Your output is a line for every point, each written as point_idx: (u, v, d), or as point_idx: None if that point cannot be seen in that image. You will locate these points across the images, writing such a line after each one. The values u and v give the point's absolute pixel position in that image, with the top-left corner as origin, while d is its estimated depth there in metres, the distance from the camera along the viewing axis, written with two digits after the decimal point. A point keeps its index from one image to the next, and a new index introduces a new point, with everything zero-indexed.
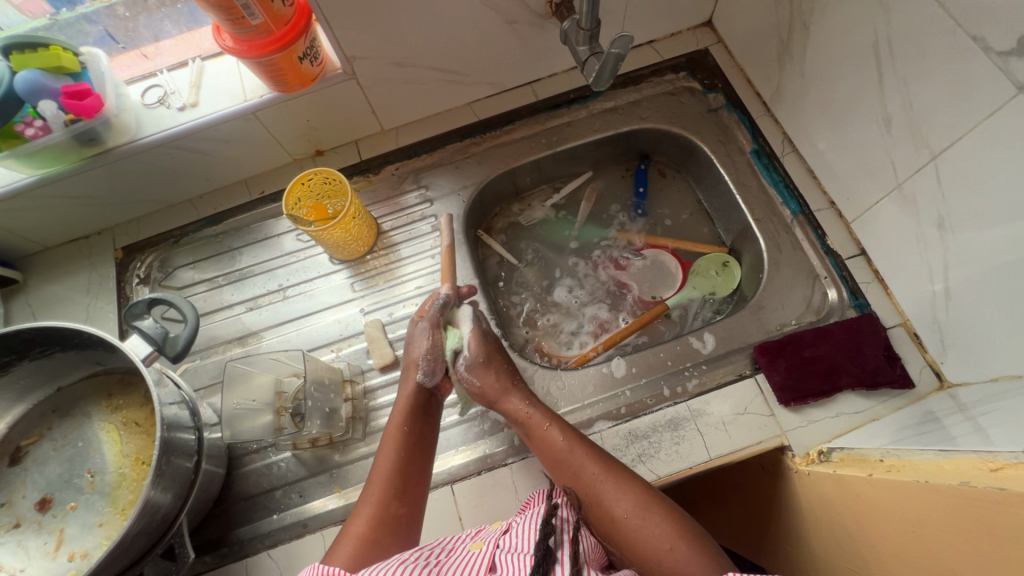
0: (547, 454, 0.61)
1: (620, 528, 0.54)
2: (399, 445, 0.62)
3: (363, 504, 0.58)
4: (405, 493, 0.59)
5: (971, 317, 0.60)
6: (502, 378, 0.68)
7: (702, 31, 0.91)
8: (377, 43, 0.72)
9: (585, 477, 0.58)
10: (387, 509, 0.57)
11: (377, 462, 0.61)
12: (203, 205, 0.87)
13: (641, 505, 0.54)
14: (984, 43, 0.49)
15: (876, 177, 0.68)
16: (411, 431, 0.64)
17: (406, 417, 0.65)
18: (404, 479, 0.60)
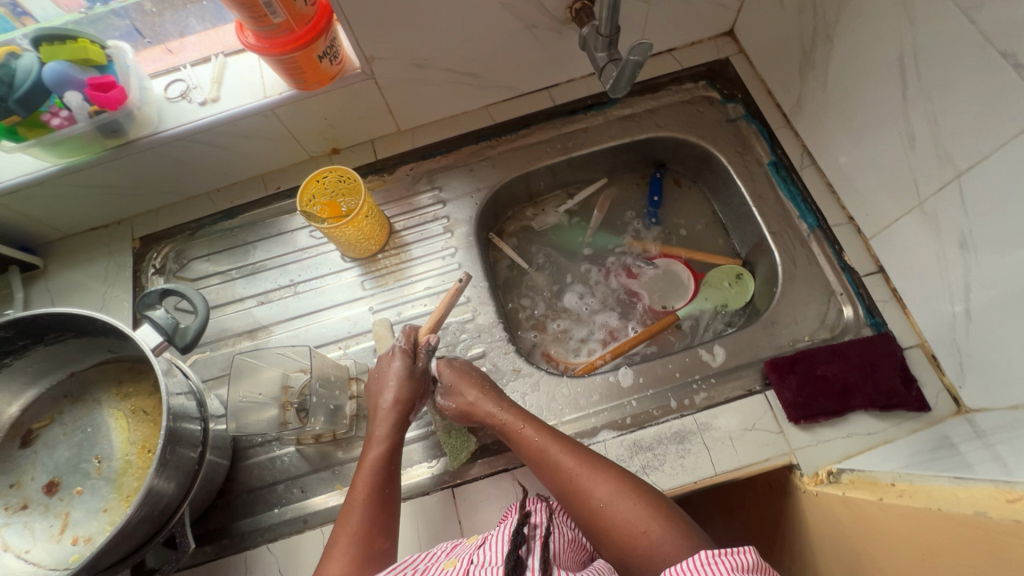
0: (523, 447, 0.62)
1: (602, 514, 0.55)
2: (375, 474, 0.61)
3: (340, 537, 0.57)
4: (386, 527, 0.58)
5: (994, 341, 0.58)
6: (479, 394, 0.67)
7: (723, 41, 0.90)
8: (397, 44, 0.72)
9: (561, 474, 0.59)
10: (370, 544, 0.56)
11: (351, 493, 0.60)
12: (220, 199, 0.88)
13: (616, 492, 0.56)
14: (1015, 60, 0.48)
15: (898, 194, 0.66)
16: (386, 464, 0.63)
17: (378, 446, 0.64)
18: (383, 508, 0.59)
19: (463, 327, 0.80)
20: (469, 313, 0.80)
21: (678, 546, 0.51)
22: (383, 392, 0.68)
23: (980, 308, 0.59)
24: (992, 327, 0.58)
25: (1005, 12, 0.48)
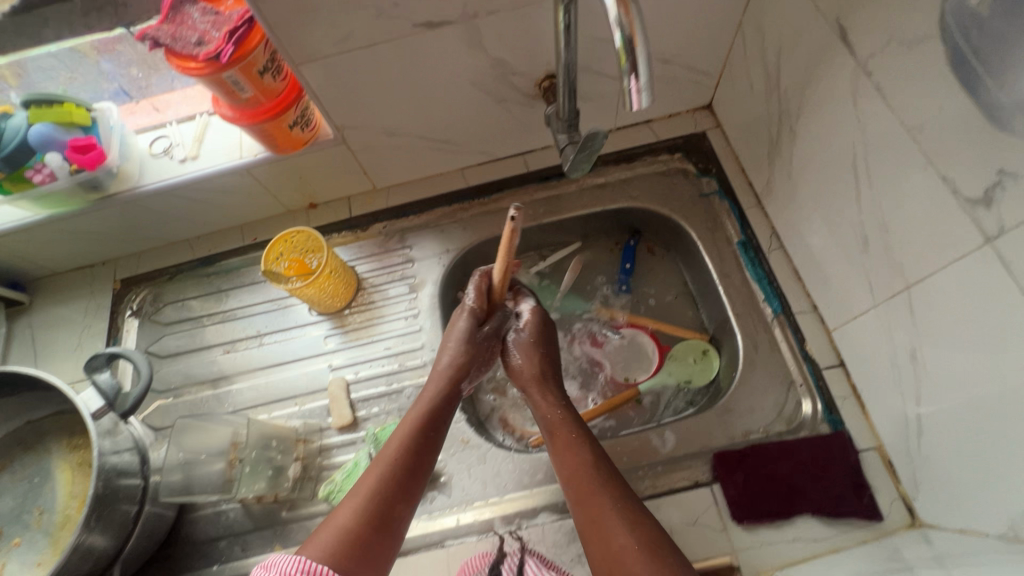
0: (563, 452, 0.64)
1: (610, 541, 0.56)
2: (413, 434, 0.65)
3: (357, 494, 0.60)
4: (407, 496, 0.61)
5: (946, 459, 0.55)
6: (542, 368, 0.74)
7: (702, 114, 0.90)
8: (367, 115, 0.75)
9: (588, 484, 0.60)
10: (385, 509, 0.59)
11: (385, 451, 0.64)
12: (199, 246, 0.91)
13: (633, 527, 0.56)
14: (954, 185, 0.47)
15: (855, 292, 0.65)
16: (429, 425, 0.67)
17: (429, 408, 0.69)
18: (410, 474, 0.63)
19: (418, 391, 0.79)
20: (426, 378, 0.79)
21: None
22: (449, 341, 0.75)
23: (931, 423, 0.57)
24: (943, 445, 0.56)
25: (942, 137, 0.47)
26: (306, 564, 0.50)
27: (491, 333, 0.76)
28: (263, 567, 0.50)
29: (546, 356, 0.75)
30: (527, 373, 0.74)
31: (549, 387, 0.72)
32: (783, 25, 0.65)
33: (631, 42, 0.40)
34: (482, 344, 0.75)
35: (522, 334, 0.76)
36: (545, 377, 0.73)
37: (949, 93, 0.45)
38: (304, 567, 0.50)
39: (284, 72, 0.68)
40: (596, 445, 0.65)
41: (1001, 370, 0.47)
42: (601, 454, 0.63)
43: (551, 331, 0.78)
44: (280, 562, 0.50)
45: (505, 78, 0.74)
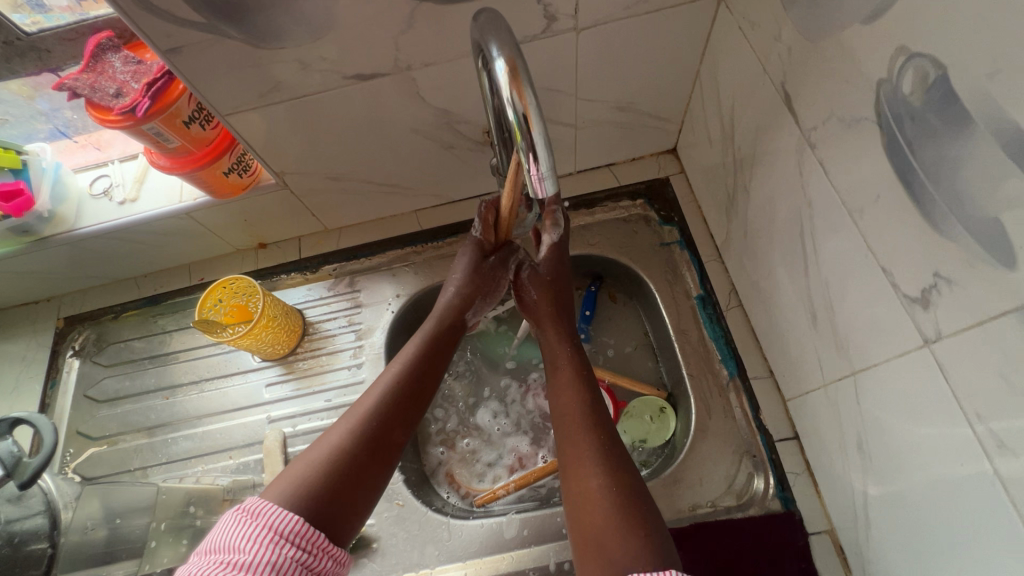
0: (562, 391, 0.64)
1: (582, 475, 0.56)
2: (418, 364, 0.64)
3: (354, 416, 0.59)
4: (405, 421, 0.60)
5: (893, 560, 0.51)
6: (549, 307, 0.72)
7: (665, 158, 0.87)
8: (309, 161, 0.72)
9: (578, 423, 0.60)
10: (383, 434, 0.58)
11: (388, 376, 0.63)
12: (146, 285, 0.89)
13: (610, 470, 0.55)
14: (893, 279, 0.43)
15: (806, 366, 0.61)
16: (433, 355, 0.66)
17: (436, 340, 0.67)
18: (411, 400, 0.62)
19: None
20: None
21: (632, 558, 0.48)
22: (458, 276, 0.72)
23: (879, 518, 0.53)
24: (890, 543, 0.52)
25: (880, 225, 0.43)
26: (298, 524, 0.48)
27: (502, 265, 0.73)
28: (246, 512, 0.48)
29: (555, 291, 0.72)
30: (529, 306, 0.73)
31: (558, 320, 0.71)
32: (735, 81, 0.62)
33: (527, 124, 0.41)
34: (489, 278, 0.73)
35: (536, 268, 0.73)
36: (556, 315, 0.71)
37: (886, 181, 0.42)
38: (295, 530, 0.47)
39: (215, 121, 0.66)
40: (593, 386, 0.64)
41: (944, 479, 0.43)
42: (605, 409, 0.62)
43: (563, 267, 0.74)
44: (267, 513, 0.47)
45: (451, 126, 0.71)
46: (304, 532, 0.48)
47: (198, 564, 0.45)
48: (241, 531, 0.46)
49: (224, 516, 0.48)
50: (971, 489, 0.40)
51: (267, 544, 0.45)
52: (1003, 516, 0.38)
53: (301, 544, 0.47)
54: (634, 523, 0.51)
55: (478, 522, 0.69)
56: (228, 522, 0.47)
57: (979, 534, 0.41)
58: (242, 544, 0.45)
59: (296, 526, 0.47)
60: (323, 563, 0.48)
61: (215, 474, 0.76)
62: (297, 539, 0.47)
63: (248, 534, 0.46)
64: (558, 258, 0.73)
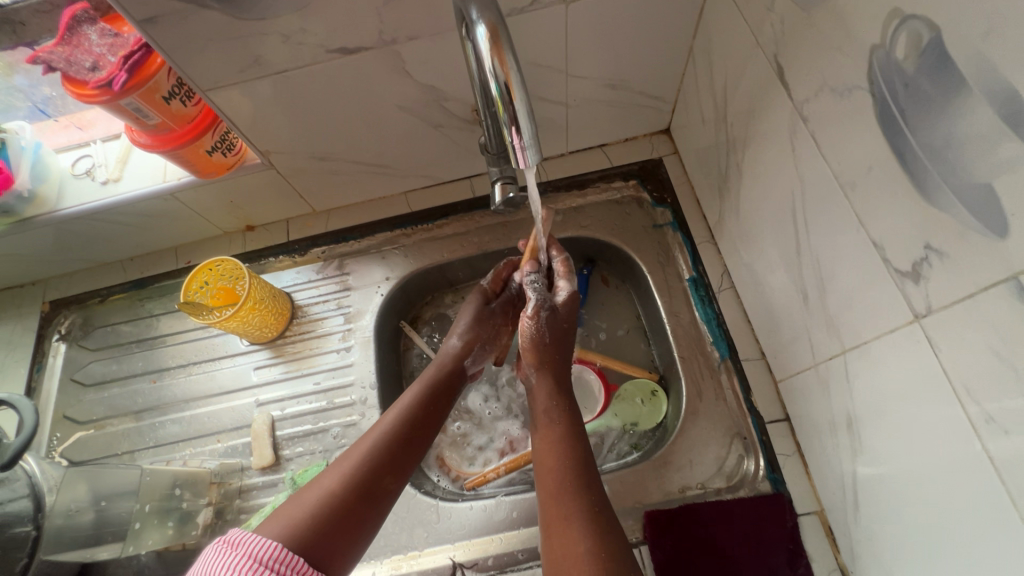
0: (546, 447, 0.62)
1: (564, 532, 0.54)
2: (413, 411, 0.65)
3: (347, 460, 0.59)
4: (398, 470, 0.60)
5: (883, 540, 0.51)
6: (552, 350, 0.70)
7: (659, 139, 0.86)
8: (295, 140, 0.71)
9: (559, 478, 0.58)
10: (373, 481, 0.58)
11: (381, 423, 0.63)
12: (132, 268, 0.88)
13: (590, 528, 0.53)
14: (885, 254, 0.42)
15: (798, 346, 0.60)
16: (428, 401, 0.67)
17: (432, 390, 0.68)
18: (403, 447, 0.62)
19: (346, 431, 0.75)
20: (354, 416, 0.76)
21: None
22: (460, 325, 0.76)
23: (868, 498, 0.52)
24: (879, 522, 0.51)
25: (872, 198, 0.42)
26: (278, 552, 0.47)
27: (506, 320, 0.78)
28: (227, 542, 0.46)
29: (562, 336, 0.71)
30: (538, 343, 0.70)
31: (557, 369, 0.69)
32: (727, 56, 0.61)
33: (509, 94, 0.41)
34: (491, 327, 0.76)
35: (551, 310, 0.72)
36: (554, 365, 0.70)
37: (878, 152, 0.41)
38: (276, 556, 0.47)
39: (196, 97, 0.65)
40: (580, 438, 0.63)
41: (935, 457, 0.42)
42: (589, 459, 0.61)
43: (573, 312, 0.73)
44: (248, 542, 0.46)
45: (439, 104, 0.69)
46: (285, 558, 0.47)
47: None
48: (222, 560, 0.45)
49: (205, 548, 0.46)
50: (958, 466, 0.40)
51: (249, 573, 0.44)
52: (990, 492, 0.37)
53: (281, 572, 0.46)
54: None
55: (468, 505, 0.69)
56: (209, 553, 0.45)
57: (966, 511, 0.40)
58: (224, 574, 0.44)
59: (276, 552, 0.47)
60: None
61: (202, 457, 0.76)
62: (277, 567, 0.46)
63: (229, 563, 0.44)
64: (569, 303, 0.72)
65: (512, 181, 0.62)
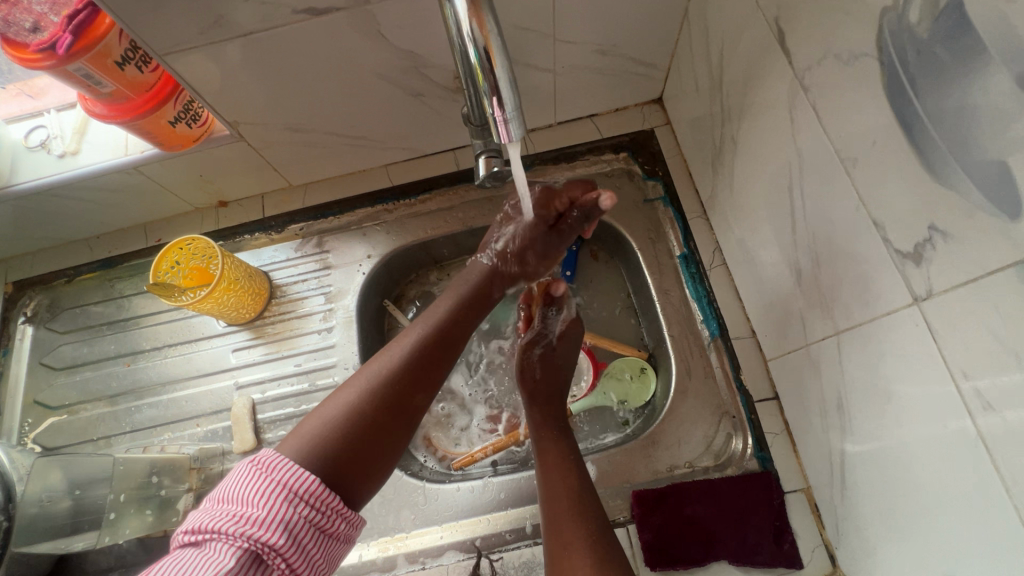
0: (546, 480, 0.62)
1: (566, 562, 0.54)
2: (445, 322, 0.60)
3: (374, 372, 0.55)
4: (427, 385, 0.57)
5: (868, 518, 0.51)
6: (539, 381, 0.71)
7: (650, 108, 0.82)
8: (265, 110, 0.67)
9: (558, 507, 0.59)
10: (398, 394, 0.54)
11: (405, 338, 0.59)
12: (99, 247, 0.84)
13: (594, 551, 0.54)
14: (885, 233, 0.40)
15: (790, 325, 0.59)
16: (461, 313, 0.61)
17: (467, 301, 0.62)
18: (431, 361, 0.57)
19: None
20: None
21: None
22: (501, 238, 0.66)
23: (855, 478, 0.52)
24: (865, 502, 0.51)
25: (874, 175, 0.40)
26: (314, 485, 0.46)
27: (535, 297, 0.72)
28: (262, 464, 0.45)
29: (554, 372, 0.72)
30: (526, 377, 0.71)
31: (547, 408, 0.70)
32: (724, 19, 0.57)
33: (489, 61, 0.39)
34: (536, 260, 0.66)
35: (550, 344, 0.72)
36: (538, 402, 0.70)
37: (885, 128, 0.38)
38: (311, 490, 0.45)
39: (153, 63, 0.61)
40: (575, 468, 0.62)
41: (926, 440, 0.42)
42: (590, 487, 0.61)
43: (570, 347, 0.73)
44: (282, 469, 0.45)
45: (418, 71, 0.65)
46: (320, 493, 0.46)
47: (209, 513, 0.43)
48: (255, 485, 0.44)
49: (239, 466, 0.45)
50: (950, 450, 0.39)
51: (280, 505, 0.43)
52: (984, 477, 0.37)
53: (314, 507, 0.45)
54: None
55: (455, 487, 0.68)
56: (244, 473, 0.45)
57: (955, 493, 0.40)
58: (257, 500, 0.43)
59: (311, 486, 0.45)
60: (336, 529, 0.47)
61: (181, 442, 0.74)
62: (312, 501, 0.45)
63: (262, 489, 0.44)
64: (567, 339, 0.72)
65: (498, 154, 0.57)
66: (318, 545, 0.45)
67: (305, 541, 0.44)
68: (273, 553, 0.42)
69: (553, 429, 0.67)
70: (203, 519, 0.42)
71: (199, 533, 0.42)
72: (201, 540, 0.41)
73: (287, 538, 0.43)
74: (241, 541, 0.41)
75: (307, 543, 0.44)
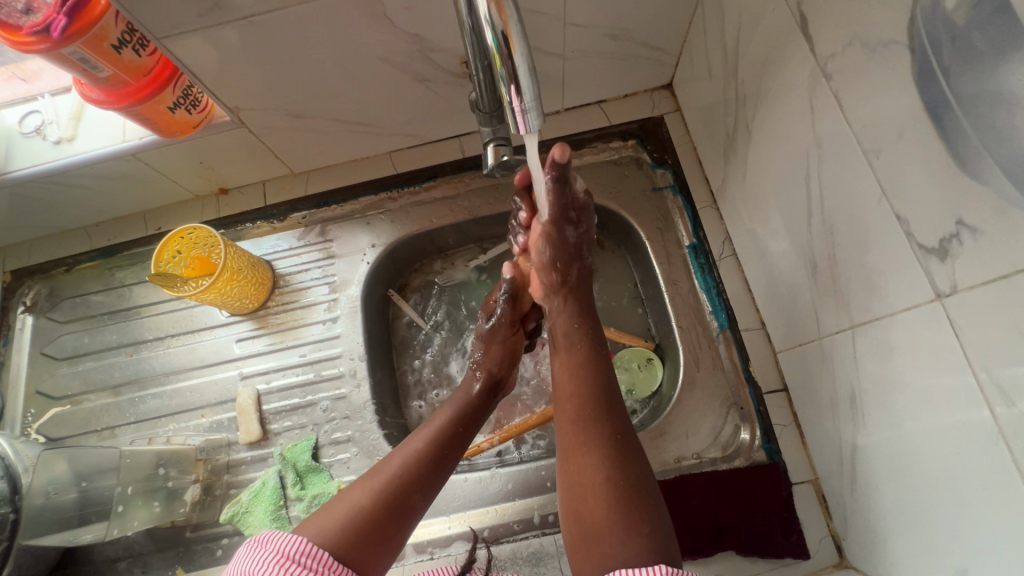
0: (562, 378, 0.57)
1: (579, 457, 0.51)
2: (446, 429, 0.60)
3: (376, 474, 0.55)
4: (428, 487, 0.56)
5: (878, 510, 0.51)
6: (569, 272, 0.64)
7: (660, 94, 0.80)
8: (267, 96, 0.65)
9: (572, 407, 0.54)
10: (403, 496, 0.54)
11: (410, 442, 0.59)
12: (98, 235, 0.82)
13: (609, 456, 0.50)
14: (908, 228, 0.40)
15: (802, 318, 0.59)
16: (459, 421, 0.62)
17: (465, 411, 0.63)
18: (435, 466, 0.57)
19: (335, 405, 0.73)
20: (343, 390, 0.73)
21: (631, 557, 0.45)
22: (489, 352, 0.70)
23: (866, 471, 0.52)
24: (875, 495, 0.52)
25: (900, 168, 0.39)
26: (305, 545, 0.47)
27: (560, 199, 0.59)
28: (258, 541, 0.48)
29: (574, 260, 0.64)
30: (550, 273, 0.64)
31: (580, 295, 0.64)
32: (742, 3, 0.55)
33: (507, 46, 0.37)
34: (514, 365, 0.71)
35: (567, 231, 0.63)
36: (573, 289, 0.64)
37: (914, 119, 0.37)
38: (302, 550, 0.46)
39: (151, 46, 0.59)
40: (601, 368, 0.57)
41: (944, 437, 0.41)
42: (607, 383, 0.56)
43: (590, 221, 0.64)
44: (275, 538, 0.47)
45: (425, 55, 0.63)
46: (311, 550, 0.47)
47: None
48: (253, 555, 0.46)
49: (239, 549, 0.48)
50: (968, 446, 0.39)
51: (274, 564, 0.45)
52: (1003, 475, 0.37)
53: (308, 564, 0.46)
54: (637, 517, 0.47)
55: (462, 477, 0.68)
56: (242, 552, 0.47)
57: (970, 488, 0.40)
58: (253, 568, 0.45)
59: (301, 545, 0.47)
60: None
61: (187, 433, 0.74)
62: (305, 561, 0.46)
63: (259, 557, 0.46)
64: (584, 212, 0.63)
65: (507, 142, 0.56)
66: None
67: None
68: None
69: (583, 319, 0.62)
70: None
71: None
72: None
73: None
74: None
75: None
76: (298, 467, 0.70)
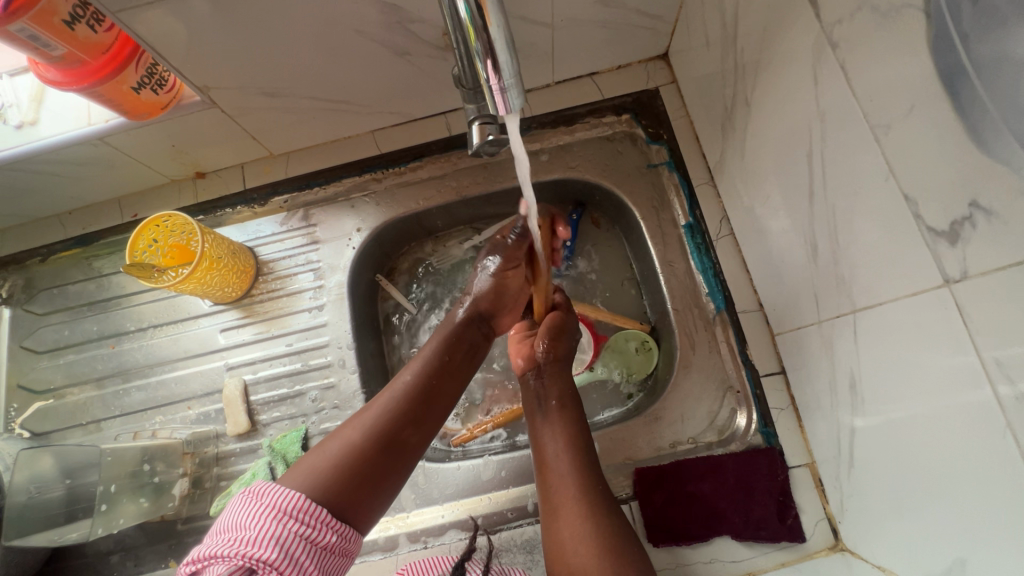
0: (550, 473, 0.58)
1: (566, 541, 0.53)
2: (433, 363, 0.59)
3: (368, 412, 0.54)
4: (420, 422, 0.56)
5: (876, 495, 0.51)
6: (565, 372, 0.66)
7: (655, 65, 0.76)
8: (238, 74, 0.61)
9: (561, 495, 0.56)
10: (396, 433, 0.54)
11: (399, 377, 0.58)
12: (72, 223, 0.79)
13: (601, 536, 0.52)
14: (917, 209, 0.37)
15: (801, 300, 0.57)
16: (447, 351, 0.61)
17: (452, 344, 0.62)
18: (426, 401, 0.57)
19: (324, 395, 0.71)
20: (332, 378, 0.72)
21: None
22: (478, 285, 0.66)
23: (864, 456, 0.51)
24: (874, 480, 0.50)
25: (910, 145, 0.37)
26: (302, 501, 0.46)
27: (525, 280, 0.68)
28: (252, 492, 0.46)
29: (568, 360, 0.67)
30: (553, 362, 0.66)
31: (557, 371, 0.65)
32: None
33: (482, 17, 0.34)
34: (508, 305, 0.67)
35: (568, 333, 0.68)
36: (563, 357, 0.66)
37: (926, 93, 0.35)
38: (300, 506, 0.46)
39: (109, 22, 0.55)
40: (585, 437, 0.60)
41: (947, 426, 0.40)
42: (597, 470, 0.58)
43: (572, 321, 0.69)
44: (271, 492, 0.46)
45: (403, 27, 0.59)
46: (309, 508, 0.46)
47: (208, 542, 0.44)
48: (247, 509, 0.45)
49: (233, 498, 0.46)
50: (974, 438, 0.38)
51: (271, 522, 0.44)
52: (1007, 466, 0.35)
53: (306, 520, 0.45)
54: None
55: (455, 466, 0.68)
56: (235, 504, 0.46)
57: (969, 477, 0.39)
58: (249, 522, 0.44)
59: (299, 502, 0.46)
60: (330, 541, 0.46)
61: (173, 425, 0.72)
62: (302, 517, 0.45)
63: (254, 512, 0.45)
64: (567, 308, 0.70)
65: (493, 120, 0.53)
66: (316, 560, 0.45)
67: (300, 556, 0.44)
68: (269, 570, 0.42)
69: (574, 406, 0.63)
70: (201, 549, 0.43)
71: (197, 561, 0.43)
72: (201, 568, 0.42)
73: (280, 554, 0.43)
74: (236, 561, 0.42)
75: (302, 557, 0.44)
76: (288, 458, 0.68)
